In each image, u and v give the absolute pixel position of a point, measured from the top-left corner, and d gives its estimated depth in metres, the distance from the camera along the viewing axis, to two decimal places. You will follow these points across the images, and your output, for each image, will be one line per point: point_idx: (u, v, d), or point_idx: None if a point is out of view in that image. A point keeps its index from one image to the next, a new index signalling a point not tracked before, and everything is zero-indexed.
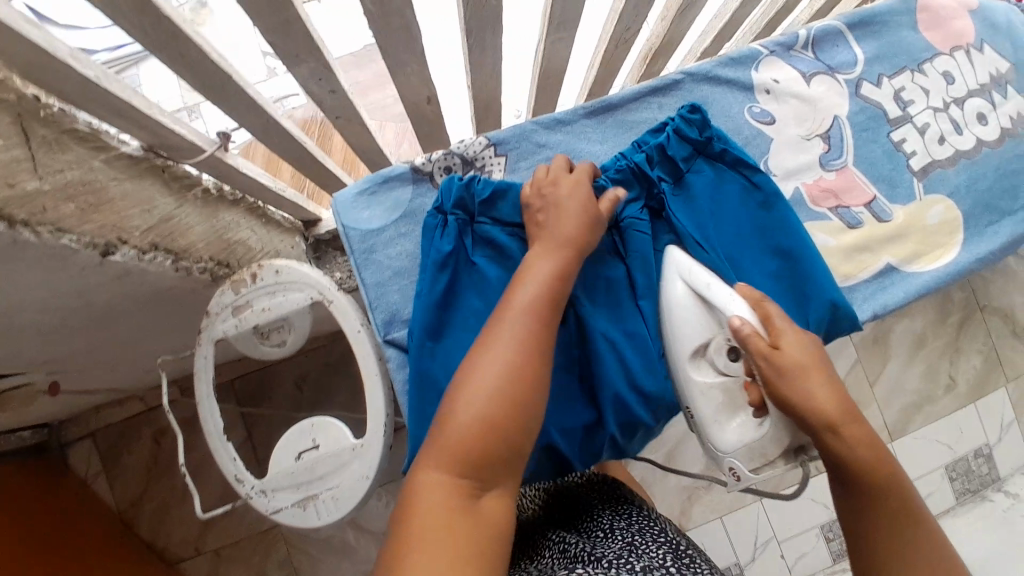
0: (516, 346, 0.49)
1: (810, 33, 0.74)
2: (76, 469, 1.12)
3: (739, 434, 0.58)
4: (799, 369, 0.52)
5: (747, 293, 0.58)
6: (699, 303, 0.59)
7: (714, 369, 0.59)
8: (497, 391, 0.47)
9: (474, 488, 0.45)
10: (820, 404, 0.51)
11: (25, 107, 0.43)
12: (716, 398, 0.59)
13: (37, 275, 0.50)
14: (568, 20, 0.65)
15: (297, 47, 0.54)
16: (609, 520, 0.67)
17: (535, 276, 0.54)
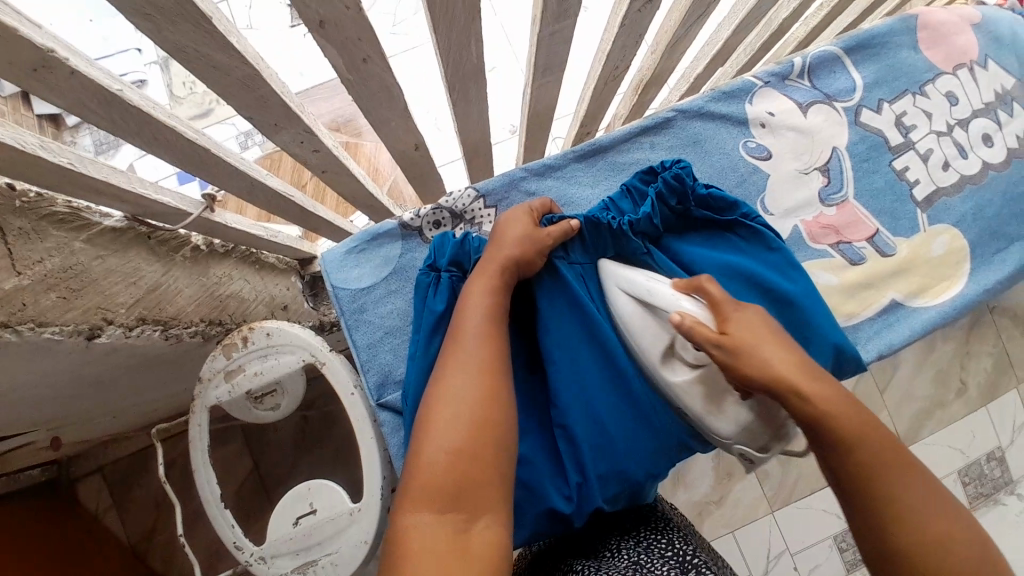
0: (478, 368, 0.49)
1: (805, 60, 0.72)
2: (87, 506, 1.15)
3: (735, 421, 0.55)
4: (750, 347, 0.50)
5: (683, 285, 0.58)
6: (642, 310, 0.60)
7: (685, 360, 0.57)
8: (466, 418, 0.45)
9: (461, 519, 0.41)
10: (777, 372, 0.48)
11: (2, 200, 0.42)
12: (698, 390, 0.56)
13: (23, 363, 0.50)
14: (555, 65, 0.63)
15: (276, 116, 0.53)
16: (616, 538, 0.64)
17: (476, 305, 0.53)
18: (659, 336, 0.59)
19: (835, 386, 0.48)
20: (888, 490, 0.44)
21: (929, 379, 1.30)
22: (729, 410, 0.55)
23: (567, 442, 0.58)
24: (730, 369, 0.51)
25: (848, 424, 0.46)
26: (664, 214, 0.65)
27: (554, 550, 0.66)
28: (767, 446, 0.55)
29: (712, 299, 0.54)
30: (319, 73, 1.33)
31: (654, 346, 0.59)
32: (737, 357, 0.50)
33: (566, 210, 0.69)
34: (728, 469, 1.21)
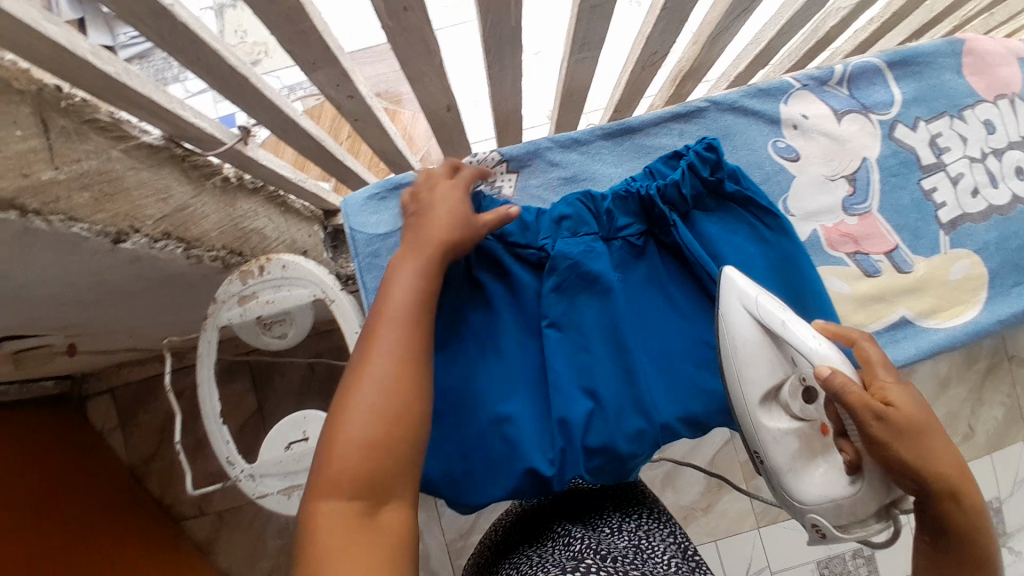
0: (400, 349, 0.48)
1: (846, 68, 0.72)
2: (94, 423, 1.20)
3: (824, 487, 0.55)
4: (912, 415, 0.48)
5: (831, 331, 0.56)
6: (764, 338, 0.58)
7: (792, 410, 0.58)
8: (385, 403, 0.46)
9: (369, 506, 0.43)
10: (916, 426, 0.48)
11: (46, 98, 0.46)
12: (791, 441, 0.58)
13: (52, 257, 0.53)
14: (593, 41, 0.63)
15: (314, 54, 0.54)
16: (616, 519, 0.66)
17: (408, 280, 0.52)
18: (772, 373, 0.58)
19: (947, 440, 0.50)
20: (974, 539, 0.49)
21: (937, 419, 1.27)
22: (822, 474, 0.56)
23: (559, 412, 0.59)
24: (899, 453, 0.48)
25: (961, 484, 0.49)
26: (694, 187, 0.66)
27: (551, 514, 0.68)
28: (846, 525, 0.54)
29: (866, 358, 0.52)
30: (369, 36, 1.35)
31: (760, 382, 0.58)
32: (900, 435, 0.48)
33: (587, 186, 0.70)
34: (720, 479, 1.21)
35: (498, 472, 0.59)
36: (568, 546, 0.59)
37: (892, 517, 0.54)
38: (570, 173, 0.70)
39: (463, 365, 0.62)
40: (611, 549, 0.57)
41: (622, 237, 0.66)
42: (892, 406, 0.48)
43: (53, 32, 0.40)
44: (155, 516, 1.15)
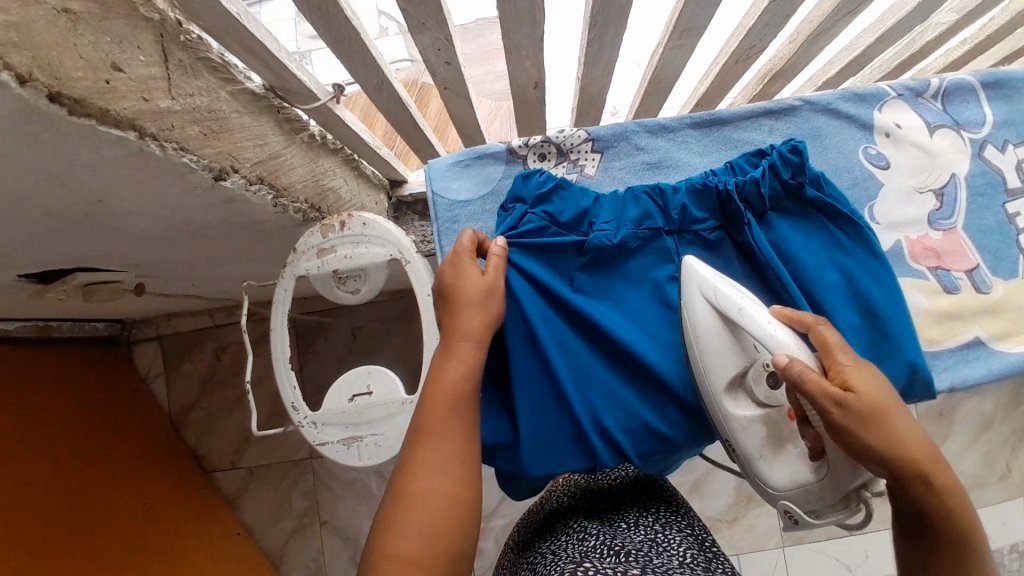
0: (459, 425, 0.53)
1: (942, 83, 0.72)
2: (140, 366, 1.24)
3: (790, 473, 0.56)
4: (860, 391, 0.48)
5: (789, 316, 0.56)
6: (721, 324, 0.58)
7: (757, 395, 0.57)
8: (442, 483, 0.50)
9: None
10: (880, 411, 0.47)
11: (168, 30, 0.46)
12: (759, 427, 0.57)
13: (153, 183, 0.54)
14: (694, 30, 0.62)
15: (426, 15, 0.54)
16: (634, 511, 0.65)
17: (462, 355, 0.55)
18: (733, 361, 0.58)
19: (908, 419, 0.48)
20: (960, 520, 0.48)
21: (976, 457, 1.25)
22: (789, 459, 0.56)
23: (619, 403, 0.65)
24: (851, 437, 0.47)
25: (931, 469, 0.47)
26: (773, 187, 0.65)
27: (565, 505, 0.67)
28: (817, 512, 0.55)
29: (822, 343, 0.52)
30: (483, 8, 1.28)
31: (724, 368, 0.58)
32: (860, 424, 0.47)
33: (670, 172, 0.71)
34: (749, 492, 1.19)
35: (557, 453, 0.63)
36: (582, 544, 0.59)
37: (864, 499, 0.54)
38: (654, 158, 0.71)
39: (548, 334, 0.65)
40: (624, 545, 0.57)
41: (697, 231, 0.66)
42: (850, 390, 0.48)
43: None
44: (188, 465, 1.18)
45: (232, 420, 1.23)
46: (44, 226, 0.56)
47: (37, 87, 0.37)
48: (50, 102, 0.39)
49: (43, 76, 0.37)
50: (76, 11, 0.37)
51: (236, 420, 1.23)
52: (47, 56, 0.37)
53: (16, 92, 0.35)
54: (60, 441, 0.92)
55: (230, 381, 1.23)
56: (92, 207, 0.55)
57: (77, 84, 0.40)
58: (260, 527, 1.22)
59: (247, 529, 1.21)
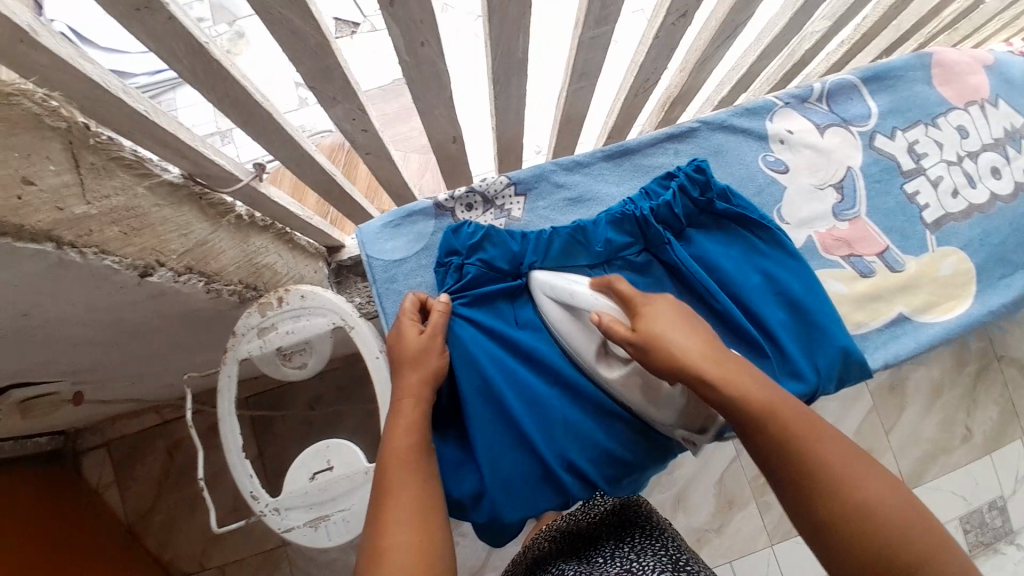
0: (421, 482, 0.55)
1: (824, 86, 0.78)
2: (89, 478, 1.18)
3: (674, 411, 0.62)
4: (660, 336, 0.56)
5: (597, 283, 0.63)
6: (568, 315, 0.65)
7: (617, 357, 0.64)
8: (420, 535, 0.51)
9: None
10: (686, 355, 0.55)
11: (76, 136, 0.46)
12: (635, 383, 0.62)
13: (77, 289, 0.53)
14: (591, 71, 0.66)
15: (335, 89, 0.56)
16: (610, 546, 0.63)
17: (405, 419, 0.58)
18: (590, 338, 0.64)
19: (741, 367, 0.55)
20: (809, 462, 0.50)
21: (935, 424, 1.30)
22: (665, 402, 0.62)
23: (578, 434, 0.66)
24: (712, 392, 0.54)
25: (775, 407, 0.52)
26: (687, 207, 0.69)
27: (545, 553, 0.67)
28: (704, 427, 0.64)
29: (623, 296, 0.60)
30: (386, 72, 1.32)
31: (586, 347, 0.65)
32: (692, 369, 0.55)
33: (592, 205, 0.74)
34: (730, 498, 1.20)
35: (531, 497, 0.64)
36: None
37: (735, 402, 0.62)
38: (575, 194, 0.74)
39: (504, 381, 0.66)
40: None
41: (626, 259, 0.69)
42: (639, 331, 0.57)
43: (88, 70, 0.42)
44: (154, 575, 1.12)
45: (196, 518, 1.18)
46: None
47: None
48: None
49: None
50: None
51: (200, 517, 1.18)
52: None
53: None
54: None
55: (189, 478, 1.18)
56: (15, 323, 0.53)
57: None
58: None
59: None
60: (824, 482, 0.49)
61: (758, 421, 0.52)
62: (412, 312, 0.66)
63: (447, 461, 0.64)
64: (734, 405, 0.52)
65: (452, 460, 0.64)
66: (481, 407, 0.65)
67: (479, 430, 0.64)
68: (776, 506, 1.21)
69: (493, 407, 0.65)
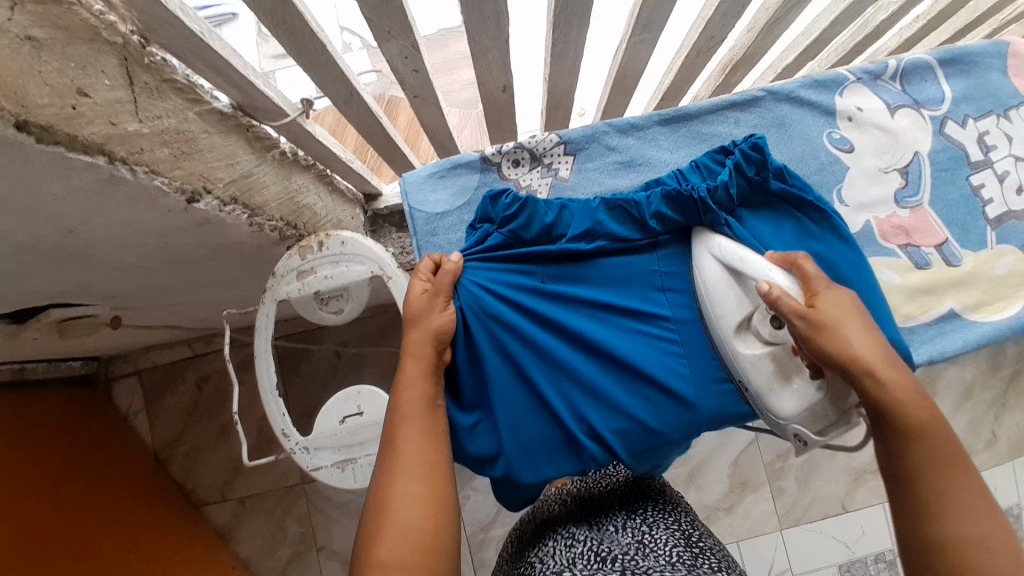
0: (432, 432, 0.55)
1: (899, 64, 0.74)
2: (119, 403, 1.22)
3: (799, 400, 0.58)
4: (836, 324, 0.54)
5: (778, 257, 0.61)
6: (731, 278, 0.61)
7: (764, 334, 0.59)
8: (428, 480, 0.51)
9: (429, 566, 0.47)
10: (858, 350, 0.53)
11: (131, 52, 0.46)
12: (768, 367, 0.59)
13: (126, 210, 0.53)
14: (655, 24, 0.63)
15: (391, 24, 0.54)
16: (621, 515, 0.63)
17: (410, 372, 0.57)
18: (739, 307, 0.60)
19: (920, 389, 0.51)
20: (934, 485, 0.48)
21: (960, 424, 1.28)
22: (795, 390, 0.58)
23: (602, 402, 0.63)
24: (811, 338, 0.54)
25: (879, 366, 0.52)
26: (739, 186, 0.66)
27: (557, 515, 0.66)
28: (828, 429, 0.58)
29: (807, 274, 0.58)
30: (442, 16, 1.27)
31: (729, 313, 0.60)
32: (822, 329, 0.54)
33: (643, 169, 0.72)
34: (743, 480, 1.19)
35: (550, 464, 0.63)
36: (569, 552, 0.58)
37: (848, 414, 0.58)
38: (627, 157, 0.72)
39: (522, 345, 0.63)
40: (610, 550, 0.56)
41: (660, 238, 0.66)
42: (816, 307, 0.55)
43: None
44: (177, 500, 1.16)
45: (219, 449, 1.21)
46: (14, 264, 0.55)
47: (5, 116, 0.36)
48: (18, 131, 0.38)
49: (10, 104, 0.36)
50: (40, 37, 0.37)
51: (223, 448, 1.21)
52: (12, 84, 0.36)
53: None
54: (34, 487, 0.88)
55: (214, 410, 1.21)
56: (62, 238, 0.53)
57: (44, 110, 0.39)
58: (256, 557, 1.20)
59: (243, 560, 1.19)
60: (940, 512, 0.47)
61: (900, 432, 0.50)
62: (426, 273, 0.64)
63: (462, 422, 0.62)
64: (887, 410, 0.51)
65: (467, 421, 0.62)
66: (496, 373, 0.63)
67: (498, 392, 0.62)
68: (789, 492, 1.20)
69: (512, 372, 0.63)
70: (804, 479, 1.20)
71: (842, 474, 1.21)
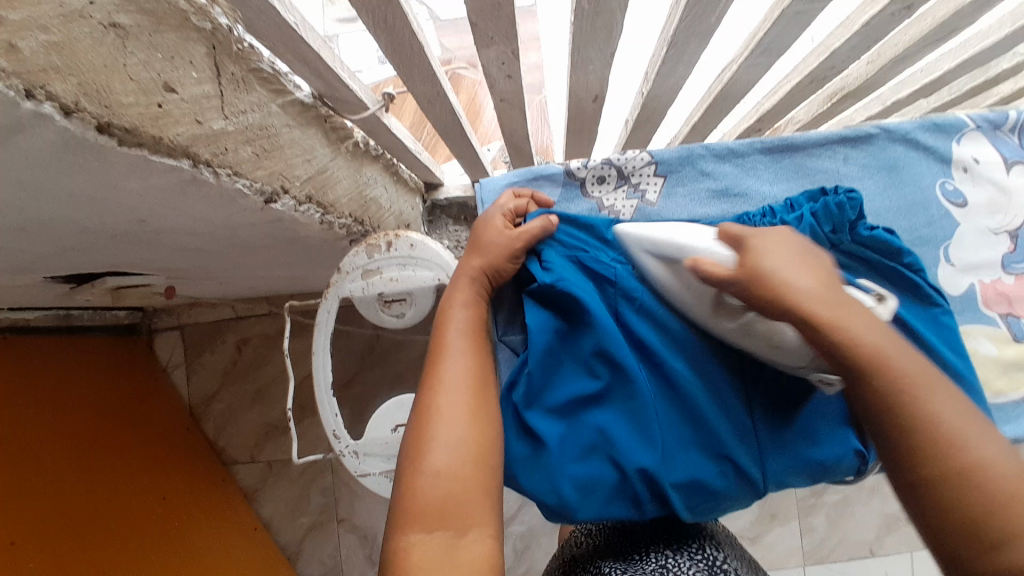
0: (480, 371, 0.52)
1: (1020, 117, 0.68)
2: (160, 356, 1.23)
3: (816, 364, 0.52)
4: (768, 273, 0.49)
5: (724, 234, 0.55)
6: (665, 267, 0.59)
7: (731, 309, 0.56)
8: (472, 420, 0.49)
9: (458, 509, 0.45)
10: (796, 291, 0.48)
11: (219, 40, 0.42)
12: (755, 336, 0.54)
13: (204, 207, 0.51)
14: (775, 49, 0.57)
15: (497, 30, 0.50)
16: (647, 541, 0.63)
17: (457, 321, 0.55)
18: (701, 294, 0.57)
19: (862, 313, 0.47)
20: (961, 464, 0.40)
21: None
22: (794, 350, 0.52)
23: (662, 453, 0.58)
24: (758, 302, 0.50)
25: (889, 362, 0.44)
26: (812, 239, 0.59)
27: (585, 552, 0.66)
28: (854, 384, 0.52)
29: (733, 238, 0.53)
30: None
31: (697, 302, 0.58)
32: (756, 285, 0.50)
33: (738, 200, 0.68)
34: (772, 512, 1.17)
35: (599, 508, 0.58)
36: None
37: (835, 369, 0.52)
38: (722, 186, 0.68)
39: (582, 379, 0.60)
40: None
41: None
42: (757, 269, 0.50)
43: None
44: (208, 458, 1.18)
45: (251, 413, 1.22)
46: (83, 240, 0.53)
47: (85, 118, 0.33)
48: (99, 134, 0.34)
49: (91, 105, 0.33)
50: (125, 24, 0.34)
51: (255, 413, 1.23)
52: (93, 82, 0.33)
53: (62, 124, 0.32)
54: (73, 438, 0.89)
55: (249, 374, 1.22)
56: (134, 225, 0.51)
57: (129, 111, 0.36)
58: (278, 522, 1.22)
59: (266, 522, 1.21)
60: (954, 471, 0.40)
61: (899, 399, 0.42)
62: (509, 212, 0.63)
63: (515, 452, 0.58)
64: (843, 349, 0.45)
65: (520, 451, 0.58)
66: (554, 402, 0.60)
67: (556, 433, 0.58)
68: (817, 528, 1.18)
69: (575, 413, 0.60)
70: (835, 517, 1.18)
71: (875, 518, 1.18)
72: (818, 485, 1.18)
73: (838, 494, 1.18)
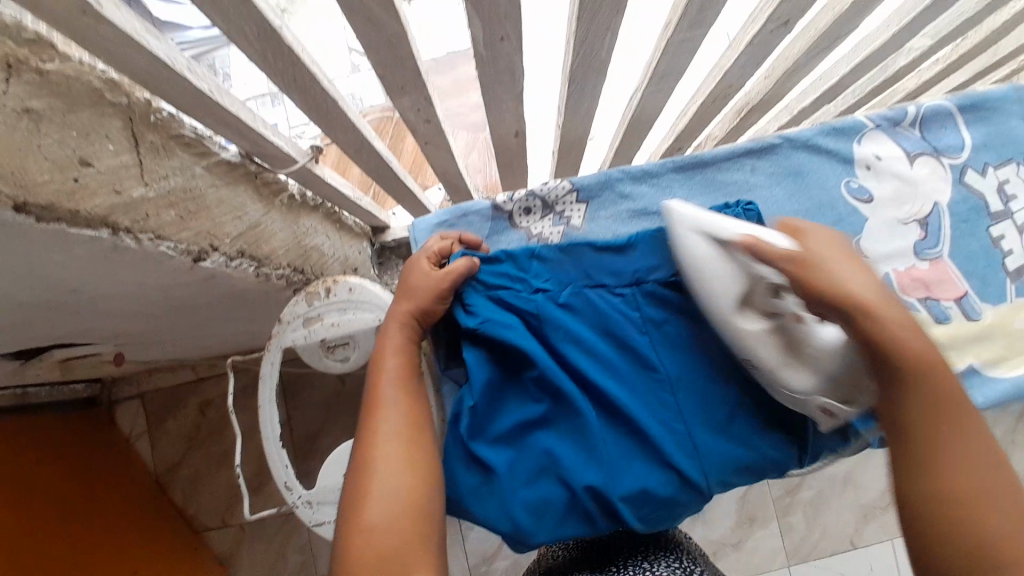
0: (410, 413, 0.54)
1: (919, 110, 0.72)
2: (122, 427, 1.22)
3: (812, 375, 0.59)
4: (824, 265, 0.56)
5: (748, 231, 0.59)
6: (722, 253, 0.59)
7: (767, 307, 0.60)
8: (404, 465, 0.51)
9: (395, 553, 0.47)
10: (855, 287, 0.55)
11: (137, 112, 0.44)
12: (777, 339, 0.59)
13: (131, 273, 0.52)
14: (672, 74, 0.61)
15: (404, 80, 0.53)
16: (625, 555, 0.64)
17: (391, 369, 0.57)
18: (737, 280, 0.59)
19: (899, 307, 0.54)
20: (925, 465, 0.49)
21: None
22: (814, 356, 0.59)
23: (608, 467, 0.60)
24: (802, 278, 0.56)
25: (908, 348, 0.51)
26: None
27: (564, 565, 0.66)
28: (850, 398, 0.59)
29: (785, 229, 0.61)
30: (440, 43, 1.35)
31: (728, 294, 0.59)
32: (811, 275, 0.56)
33: (658, 217, 0.71)
34: (750, 516, 1.18)
35: (552, 528, 0.60)
36: None
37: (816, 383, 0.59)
38: (640, 206, 0.71)
39: (524, 405, 0.62)
40: None
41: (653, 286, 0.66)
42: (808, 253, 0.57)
43: (155, 47, 0.38)
44: (179, 526, 1.16)
45: (220, 475, 1.21)
46: (15, 317, 0.53)
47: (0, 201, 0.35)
48: (15, 213, 0.36)
49: (6, 187, 0.35)
50: (38, 109, 0.35)
51: (225, 474, 1.21)
52: (6, 166, 0.34)
53: None
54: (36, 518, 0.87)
55: (216, 435, 1.22)
56: (65, 296, 0.52)
57: (44, 188, 0.37)
58: None
59: None
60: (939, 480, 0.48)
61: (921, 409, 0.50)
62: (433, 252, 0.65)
63: (465, 484, 0.59)
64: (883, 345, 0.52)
65: (469, 482, 0.59)
66: (498, 431, 0.61)
67: (504, 461, 0.60)
68: (797, 528, 1.18)
69: (521, 439, 0.61)
70: (812, 514, 1.19)
71: (851, 510, 1.19)
72: (793, 484, 1.19)
73: (812, 490, 1.19)
